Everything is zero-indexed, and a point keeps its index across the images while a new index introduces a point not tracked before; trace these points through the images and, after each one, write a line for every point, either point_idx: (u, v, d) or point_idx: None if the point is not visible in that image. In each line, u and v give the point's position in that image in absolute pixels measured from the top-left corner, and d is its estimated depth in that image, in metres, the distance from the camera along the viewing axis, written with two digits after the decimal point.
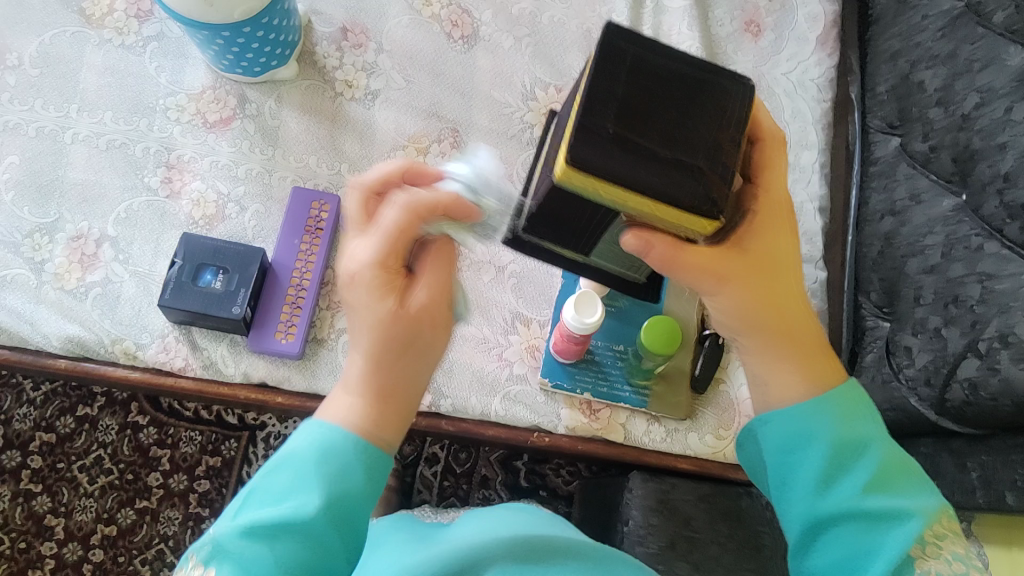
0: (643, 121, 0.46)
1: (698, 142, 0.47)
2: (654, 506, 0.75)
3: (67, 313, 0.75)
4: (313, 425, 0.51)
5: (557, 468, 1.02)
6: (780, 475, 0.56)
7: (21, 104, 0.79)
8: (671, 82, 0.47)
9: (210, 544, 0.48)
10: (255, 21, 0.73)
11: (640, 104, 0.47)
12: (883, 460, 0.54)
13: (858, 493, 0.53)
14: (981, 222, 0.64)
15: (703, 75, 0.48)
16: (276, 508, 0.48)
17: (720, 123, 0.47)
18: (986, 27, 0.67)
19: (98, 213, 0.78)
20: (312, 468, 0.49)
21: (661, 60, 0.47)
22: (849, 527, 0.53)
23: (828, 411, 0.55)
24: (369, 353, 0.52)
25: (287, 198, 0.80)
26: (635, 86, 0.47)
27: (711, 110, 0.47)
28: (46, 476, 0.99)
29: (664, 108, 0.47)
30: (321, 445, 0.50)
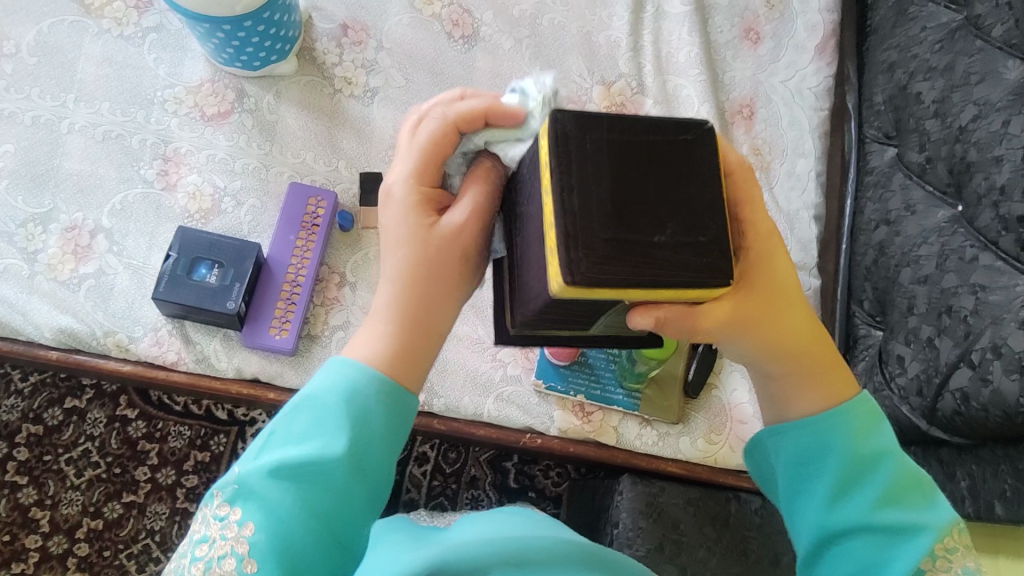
0: (634, 202, 0.41)
1: (696, 211, 0.42)
2: (642, 508, 0.73)
3: (60, 304, 0.74)
4: (336, 364, 0.51)
5: (546, 469, 1.02)
6: (792, 487, 0.57)
7: (18, 92, 0.79)
8: (643, 152, 0.42)
9: (234, 483, 0.48)
10: (256, 16, 0.72)
11: (628, 186, 0.41)
12: (898, 474, 0.54)
13: (869, 508, 0.54)
14: (976, 234, 0.64)
15: (669, 132, 0.43)
16: (299, 449, 0.48)
17: (709, 184, 0.42)
18: (985, 41, 0.67)
19: (93, 204, 0.77)
20: (335, 407, 0.49)
21: (624, 130, 0.42)
22: (862, 539, 0.54)
23: (843, 425, 0.56)
24: (396, 279, 0.52)
25: (283, 193, 0.79)
26: (615, 165, 0.41)
27: (698, 177, 0.42)
28: (33, 467, 0.98)
29: (651, 186, 0.41)
30: (341, 385, 0.50)
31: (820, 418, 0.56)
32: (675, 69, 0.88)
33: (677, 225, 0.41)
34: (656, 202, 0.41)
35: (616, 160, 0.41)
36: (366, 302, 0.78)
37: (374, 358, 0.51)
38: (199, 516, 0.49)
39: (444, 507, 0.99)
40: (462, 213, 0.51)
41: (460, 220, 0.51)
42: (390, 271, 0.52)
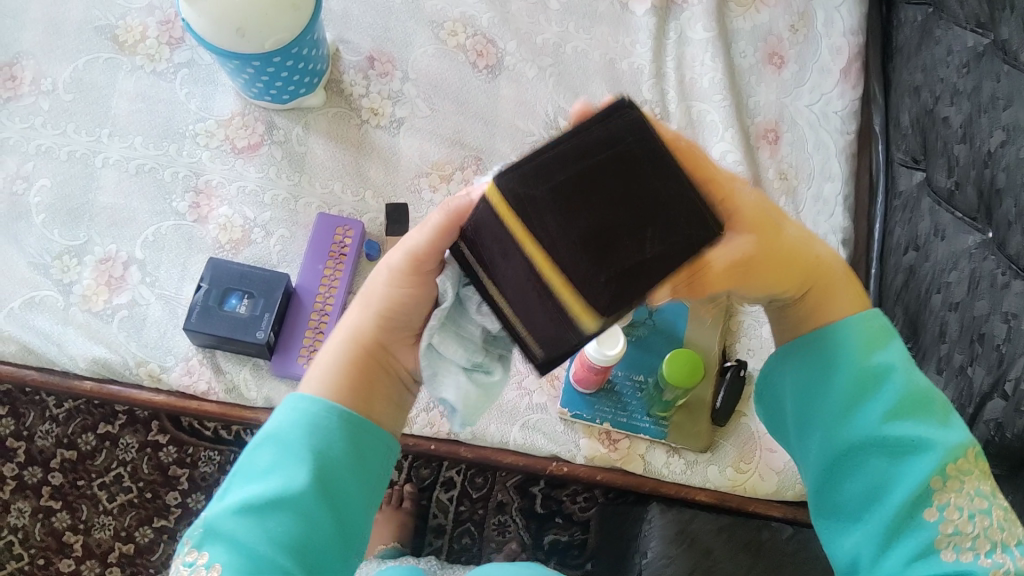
0: (591, 230, 0.43)
1: (652, 204, 0.43)
2: (675, 535, 0.74)
3: (94, 335, 0.75)
4: (294, 403, 0.53)
5: (574, 494, 1.01)
6: (802, 411, 0.58)
7: (54, 128, 0.81)
8: (585, 169, 0.42)
9: (202, 527, 0.49)
10: (285, 52, 0.74)
11: (585, 224, 0.43)
12: (907, 390, 0.55)
13: (877, 424, 0.55)
14: (1007, 260, 0.63)
15: (594, 144, 0.42)
16: (264, 483, 0.50)
17: (658, 165, 0.43)
18: (1013, 65, 0.66)
19: (127, 236, 0.79)
20: (296, 440, 0.51)
21: (563, 173, 0.43)
22: (871, 455, 0.55)
23: (848, 344, 0.57)
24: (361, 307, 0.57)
25: (312, 223, 0.81)
26: (567, 196, 0.43)
27: (649, 164, 0.42)
28: (67, 492, 1.00)
29: (605, 202, 0.43)
30: (302, 420, 0.52)
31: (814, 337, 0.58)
32: (699, 95, 0.88)
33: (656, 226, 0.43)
34: (625, 217, 0.43)
35: (572, 200, 0.43)
36: None
37: (325, 389, 0.54)
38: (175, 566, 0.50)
39: (472, 533, 0.99)
40: (421, 234, 0.53)
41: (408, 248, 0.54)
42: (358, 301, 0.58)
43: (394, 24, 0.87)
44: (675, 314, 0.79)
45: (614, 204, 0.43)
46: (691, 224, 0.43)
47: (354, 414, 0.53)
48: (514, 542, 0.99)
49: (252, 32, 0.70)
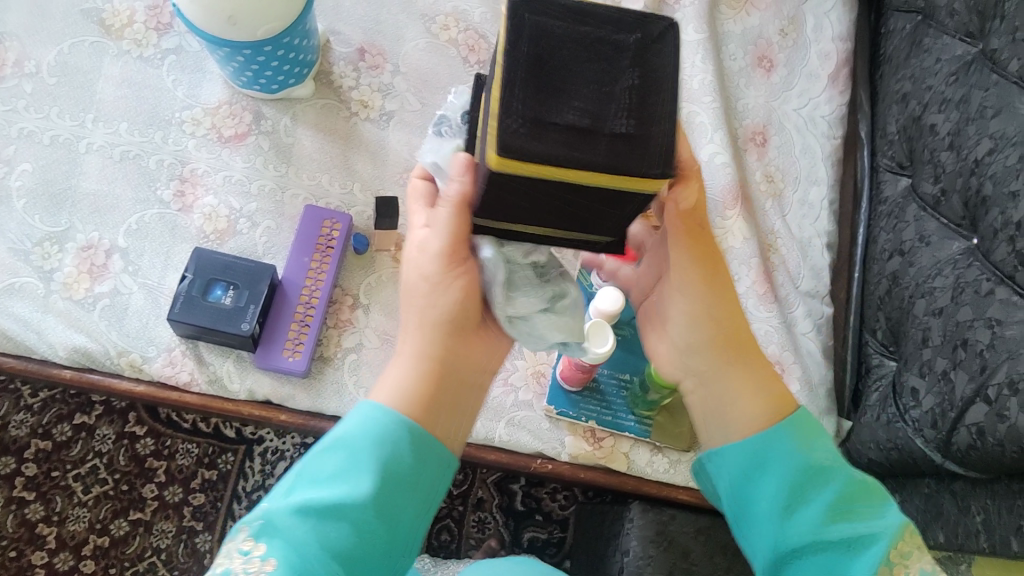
0: (588, 95, 0.44)
1: (596, 44, 0.45)
2: (653, 537, 0.73)
3: (75, 324, 0.74)
4: (363, 410, 0.52)
5: (553, 492, 1.02)
6: (741, 508, 0.56)
7: (37, 112, 0.80)
8: (530, 66, 0.44)
9: (260, 519, 0.47)
10: (276, 41, 0.73)
11: (582, 107, 0.44)
12: (847, 483, 0.54)
13: (820, 519, 0.52)
14: (991, 268, 0.64)
15: (516, 36, 0.44)
16: (328, 489, 0.49)
17: (566, 29, 0.45)
18: (1000, 75, 0.67)
19: (110, 224, 0.78)
20: (365, 450, 0.50)
21: (525, 91, 0.44)
22: (817, 550, 0.52)
23: (784, 438, 0.56)
24: (415, 324, 0.56)
25: (299, 215, 0.80)
26: (542, 87, 0.44)
27: (568, 40, 0.45)
28: (40, 483, 0.98)
29: (575, 82, 0.44)
30: (372, 430, 0.51)
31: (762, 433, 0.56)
32: (689, 95, 0.88)
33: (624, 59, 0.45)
34: (599, 78, 0.44)
35: (544, 99, 0.44)
36: (379, 326, 0.78)
37: (397, 404, 0.53)
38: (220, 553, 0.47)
39: (450, 529, 0.99)
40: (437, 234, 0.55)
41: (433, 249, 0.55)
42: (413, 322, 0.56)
43: (386, 17, 0.87)
44: None
45: (575, 81, 0.44)
46: (638, 44, 0.45)
47: (422, 432, 0.52)
48: (493, 539, 0.99)
49: (244, 20, 0.69)
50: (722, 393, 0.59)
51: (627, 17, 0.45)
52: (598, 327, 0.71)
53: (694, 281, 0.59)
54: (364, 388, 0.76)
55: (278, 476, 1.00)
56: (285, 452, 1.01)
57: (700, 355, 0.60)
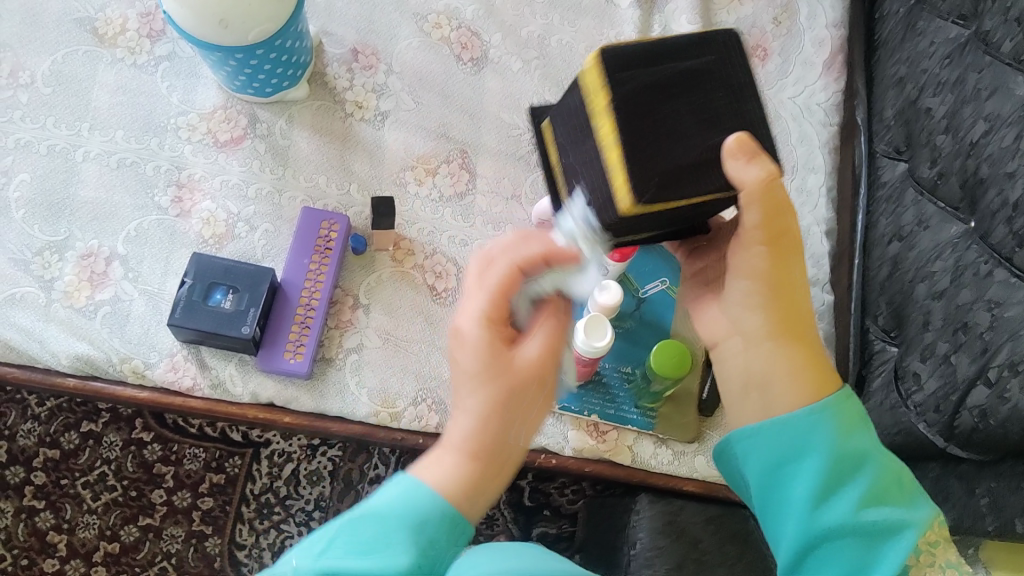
0: (687, 120, 0.53)
1: (677, 80, 0.54)
2: (663, 527, 0.76)
3: (77, 332, 0.75)
4: (403, 483, 0.51)
5: (562, 487, 1.02)
6: (770, 493, 0.56)
7: (33, 122, 0.80)
8: (638, 110, 0.53)
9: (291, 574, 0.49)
10: (269, 43, 0.73)
11: (691, 143, 0.53)
12: (882, 471, 0.55)
13: (855, 509, 0.54)
14: (990, 250, 0.64)
15: (615, 88, 0.53)
16: (362, 562, 0.48)
17: (659, 60, 0.54)
18: (993, 56, 0.67)
19: (109, 231, 0.78)
20: (399, 527, 0.49)
21: (632, 128, 0.53)
22: (848, 540, 0.54)
23: (826, 425, 0.55)
24: (479, 414, 0.53)
25: (297, 217, 0.80)
26: (654, 126, 0.53)
27: (671, 74, 0.54)
28: (49, 492, 0.99)
29: (678, 103, 0.53)
30: (411, 503, 0.50)
31: (800, 415, 0.56)
32: None
33: (703, 82, 0.54)
34: (702, 97, 0.54)
35: (649, 112, 0.53)
36: (380, 325, 0.78)
37: (449, 489, 0.51)
38: None
39: None
40: (535, 350, 0.56)
41: (537, 356, 0.56)
42: (466, 408, 0.54)
43: (378, 17, 0.87)
44: (661, 304, 0.80)
45: (679, 102, 0.53)
46: (718, 61, 0.55)
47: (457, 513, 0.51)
48: (502, 535, 0.99)
49: (235, 24, 0.69)
50: (768, 371, 0.58)
51: (700, 42, 0.55)
52: (597, 321, 0.71)
53: (762, 250, 0.56)
54: (367, 387, 0.76)
55: (286, 478, 1.00)
56: (293, 455, 1.01)
57: (746, 328, 0.59)
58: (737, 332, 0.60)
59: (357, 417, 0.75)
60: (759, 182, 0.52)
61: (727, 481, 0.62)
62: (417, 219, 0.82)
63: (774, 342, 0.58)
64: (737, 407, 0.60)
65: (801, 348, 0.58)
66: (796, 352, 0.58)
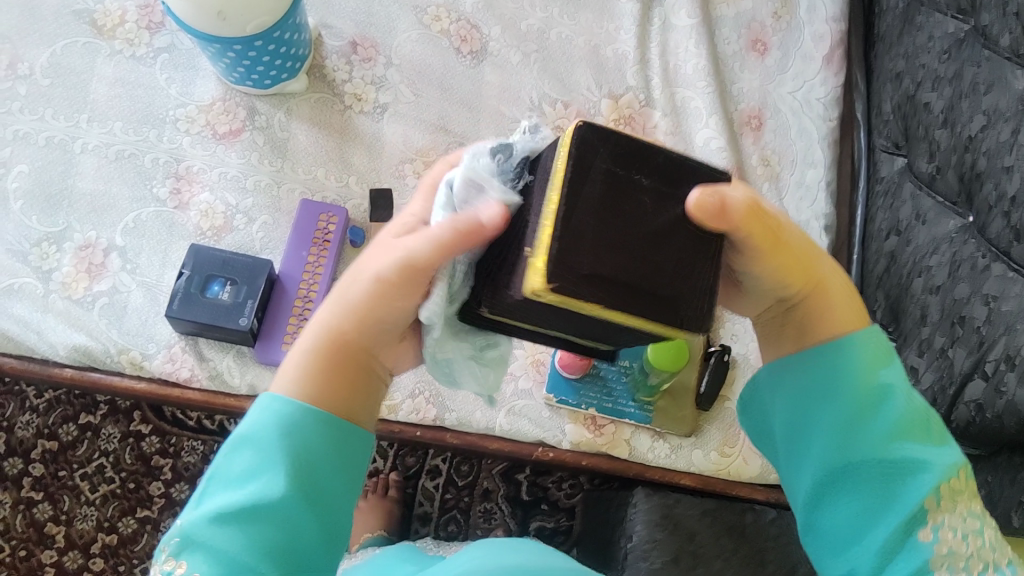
0: (636, 219, 0.40)
1: (609, 217, 0.40)
2: (659, 520, 0.74)
3: (75, 323, 0.75)
4: (267, 396, 0.49)
5: (559, 481, 1.02)
6: (791, 430, 0.54)
7: (31, 113, 0.80)
8: (616, 261, 0.40)
9: (179, 536, 0.46)
10: (267, 35, 0.73)
11: (665, 251, 0.40)
12: (908, 409, 0.52)
13: (879, 444, 0.52)
14: (987, 244, 0.64)
15: (583, 286, 0.39)
16: (243, 491, 0.46)
17: (579, 228, 0.39)
18: (992, 50, 0.67)
19: (107, 223, 0.78)
20: (272, 448, 0.47)
21: (616, 293, 0.39)
22: (866, 478, 0.52)
23: (855, 358, 0.53)
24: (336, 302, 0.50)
25: (295, 210, 0.80)
26: (641, 258, 0.40)
27: (612, 227, 0.40)
28: (48, 483, 0.99)
29: (638, 241, 0.40)
30: (277, 420, 0.47)
31: (827, 352, 0.53)
32: (683, 81, 0.88)
33: (625, 191, 0.41)
34: (638, 209, 0.41)
35: (621, 273, 0.39)
36: None
37: (299, 388, 0.49)
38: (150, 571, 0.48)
39: (457, 521, 0.99)
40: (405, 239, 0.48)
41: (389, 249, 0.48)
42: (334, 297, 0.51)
43: (378, 9, 0.87)
44: None
45: (637, 235, 0.40)
46: (608, 162, 0.41)
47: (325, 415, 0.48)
48: (500, 529, 0.99)
49: (233, 15, 0.69)
50: (801, 336, 0.55)
51: (574, 166, 0.40)
52: None
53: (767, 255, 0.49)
54: None
55: None
56: None
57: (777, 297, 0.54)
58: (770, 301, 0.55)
59: None
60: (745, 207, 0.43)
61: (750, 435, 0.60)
62: None
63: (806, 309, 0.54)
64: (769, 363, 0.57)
65: (828, 299, 0.54)
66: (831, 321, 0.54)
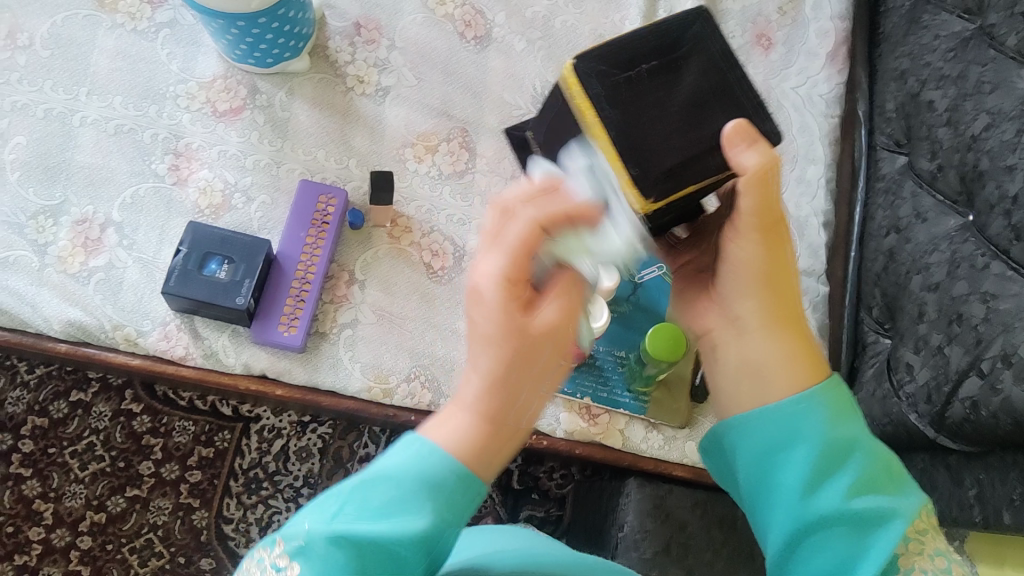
0: (657, 111, 0.53)
1: (641, 115, 0.53)
2: (651, 510, 0.75)
3: (69, 297, 0.74)
4: (416, 443, 0.48)
5: (550, 471, 1.02)
6: (760, 481, 0.55)
7: (30, 84, 0.79)
8: (674, 140, 0.53)
9: (301, 538, 0.46)
10: (272, 12, 0.73)
11: (700, 120, 0.53)
12: (873, 460, 0.53)
13: (844, 497, 0.52)
14: (987, 242, 0.64)
15: (669, 157, 0.52)
16: (376, 524, 0.46)
17: (629, 133, 0.53)
18: (998, 50, 0.67)
19: (105, 198, 0.77)
20: (416, 491, 0.47)
21: (688, 174, 0.53)
22: (837, 529, 0.52)
23: (816, 412, 0.54)
24: (489, 373, 0.49)
25: (295, 190, 0.80)
26: (693, 124, 0.53)
27: (648, 122, 0.53)
28: (37, 460, 0.98)
29: (675, 119, 0.53)
30: (422, 469, 0.47)
31: (790, 405, 0.55)
32: None
33: (638, 88, 0.54)
34: (653, 98, 0.53)
35: (691, 145, 0.53)
36: (375, 301, 0.78)
37: (461, 452, 0.48)
38: (252, 559, 0.47)
39: None
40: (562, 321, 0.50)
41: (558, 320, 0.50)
42: (475, 370, 0.50)
43: None
44: (658, 289, 0.79)
45: (672, 114, 0.53)
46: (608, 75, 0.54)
47: (473, 480, 0.48)
48: (490, 517, 0.99)
49: None
50: (761, 360, 0.57)
51: (591, 95, 0.53)
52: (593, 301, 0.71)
53: (757, 243, 0.56)
54: (360, 362, 0.76)
55: (275, 454, 1.00)
56: (282, 430, 1.01)
57: (742, 319, 0.58)
58: (732, 325, 0.59)
59: (349, 391, 0.75)
60: (759, 168, 0.51)
61: (717, 476, 0.61)
62: (415, 197, 0.81)
63: (769, 333, 0.57)
64: (729, 400, 0.59)
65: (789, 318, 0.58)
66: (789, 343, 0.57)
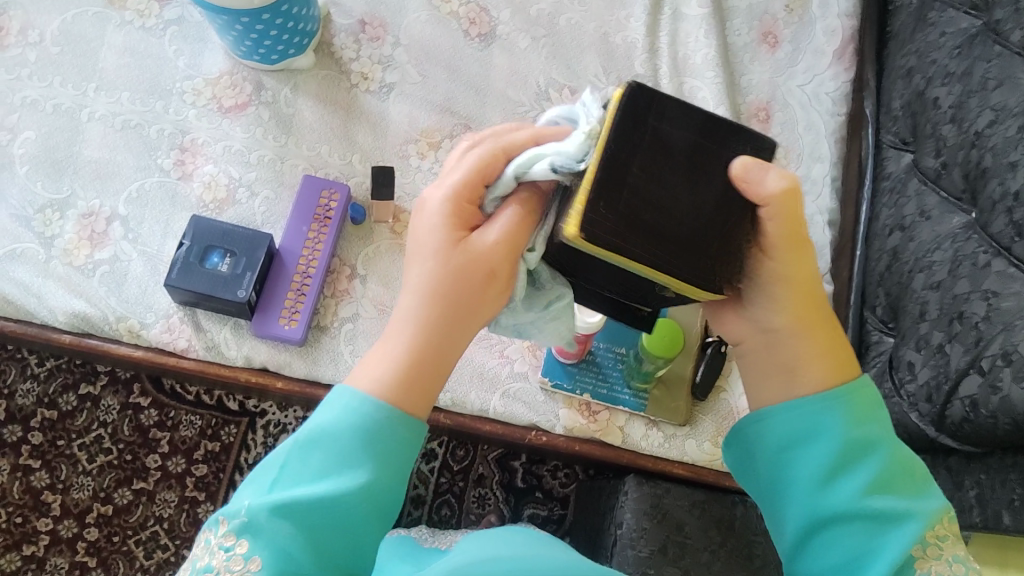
0: (669, 189, 0.46)
1: (656, 215, 0.46)
2: (648, 510, 0.74)
3: (74, 289, 0.75)
4: (345, 394, 0.51)
5: (554, 470, 1.02)
6: (779, 474, 0.56)
7: (40, 80, 0.80)
8: (707, 204, 0.47)
9: (243, 515, 0.48)
10: (275, 9, 0.73)
11: (714, 175, 0.47)
12: (889, 461, 0.54)
13: (859, 496, 0.53)
14: (989, 240, 0.64)
15: (717, 224, 0.47)
16: (315, 488, 0.49)
17: (666, 245, 0.46)
18: (1003, 45, 0.67)
19: (111, 192, 0.78)
20: (352, 445, 0.50)
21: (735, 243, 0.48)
22: (851, 525, 0.53)
23: (837, 409, 0.55)
24: (418, 314, 0.53)
25: (298, 185, 0.80)
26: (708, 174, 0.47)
27: (680, 217, 0.46)
28: (46, 451, 0.99)
29: (690, 190, 0.47)
30: (358, 425, 0.50)
31: (812, 401, 0.55)
32: (691, 71, 0.87)
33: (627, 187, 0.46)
34: (661, 189, 0.46)
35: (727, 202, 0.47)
36: (376, 296, 0.78)
37: (380, 388, 0.51)
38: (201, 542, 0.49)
39: (450, 505, 0.99)
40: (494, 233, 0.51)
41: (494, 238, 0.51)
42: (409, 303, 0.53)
43: None
44: None
45: (685, 194, 0.46)
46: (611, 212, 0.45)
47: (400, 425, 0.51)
48: (492, 515, 0.99)
49: None
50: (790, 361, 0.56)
51: (606, 229, 0.45)
52: None
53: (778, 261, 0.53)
54: (360, 356, 0.76)
55: None
56: (288, 426, 1.01)
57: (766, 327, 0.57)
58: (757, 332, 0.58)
59: None
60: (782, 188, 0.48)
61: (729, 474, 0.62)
62: (416, 193, 0.82)
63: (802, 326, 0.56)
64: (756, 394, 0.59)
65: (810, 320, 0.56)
66: (816, 333, 0.57)
